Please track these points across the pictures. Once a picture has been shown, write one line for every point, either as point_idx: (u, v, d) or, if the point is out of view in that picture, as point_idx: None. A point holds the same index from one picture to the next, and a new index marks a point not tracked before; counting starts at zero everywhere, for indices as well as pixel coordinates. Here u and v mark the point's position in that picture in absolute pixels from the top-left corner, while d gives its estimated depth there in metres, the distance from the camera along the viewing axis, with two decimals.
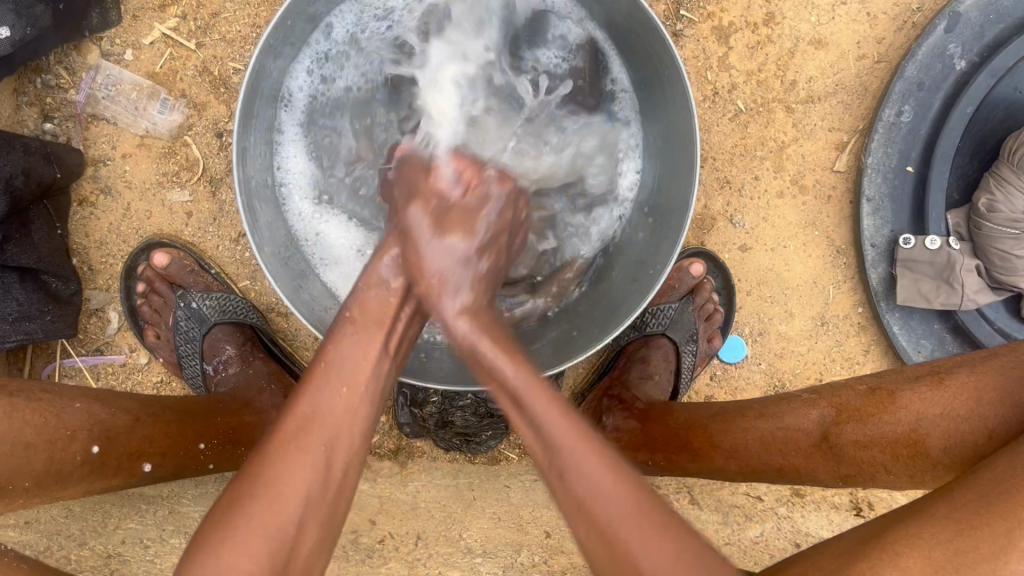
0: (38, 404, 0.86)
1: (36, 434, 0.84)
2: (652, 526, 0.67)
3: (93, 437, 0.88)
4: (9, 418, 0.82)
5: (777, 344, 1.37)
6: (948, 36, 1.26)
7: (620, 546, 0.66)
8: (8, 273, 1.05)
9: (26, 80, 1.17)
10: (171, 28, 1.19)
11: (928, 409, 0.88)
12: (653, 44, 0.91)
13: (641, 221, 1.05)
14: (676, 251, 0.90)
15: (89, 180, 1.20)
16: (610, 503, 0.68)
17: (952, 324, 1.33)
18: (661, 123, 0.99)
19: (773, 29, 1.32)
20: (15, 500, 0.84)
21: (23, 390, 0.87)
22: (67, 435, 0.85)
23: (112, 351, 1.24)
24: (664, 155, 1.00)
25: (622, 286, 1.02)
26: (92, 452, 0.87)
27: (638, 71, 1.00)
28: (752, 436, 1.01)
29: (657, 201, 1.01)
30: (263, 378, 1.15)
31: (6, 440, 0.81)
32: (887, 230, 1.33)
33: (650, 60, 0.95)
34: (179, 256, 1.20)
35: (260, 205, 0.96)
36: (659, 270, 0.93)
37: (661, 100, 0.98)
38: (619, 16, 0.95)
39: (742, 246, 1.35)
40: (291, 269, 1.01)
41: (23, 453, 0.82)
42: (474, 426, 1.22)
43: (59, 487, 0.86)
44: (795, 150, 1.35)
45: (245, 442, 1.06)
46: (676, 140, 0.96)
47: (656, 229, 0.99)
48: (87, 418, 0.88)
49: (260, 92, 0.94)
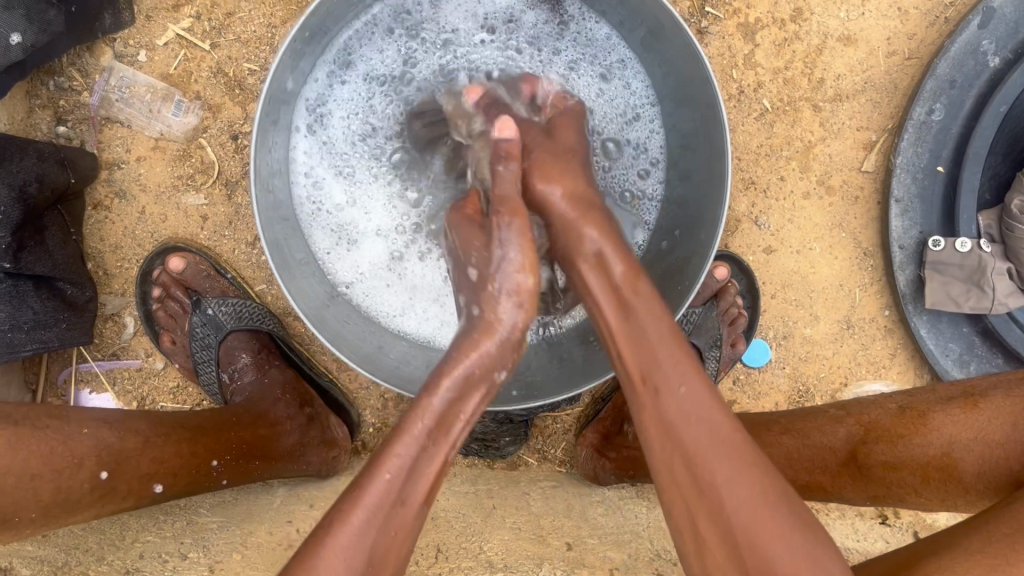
0: (45, 432, 0.88)
1: (43, 464, 0.85)
2: (732, 446, 0.70)
3: (102, 462, 0.89)
4: (14, 449, 0.84)
5: (802, 348, 1.34)
6: (982, 32, 1.23)
7: (699, 468, 0.70)
8: (24, 281, 1.03)
9: (39, 82, 1.15)
10: (185, 28, 1.17)
11: (962, 433, 0.86)
12: (683, 49, 0.89)
13: (667, 231, 1.03)
14: (707, 264, 0.87)
15: (103, 184, 1.19)
16: (692, 421, 0.72)
17: (982, 328, 1.30)
18: (692, 134, 0.97)
19: (800, 25, 1.29)
20: (25, 529, 0.87)
21: (30, 418, 0.89)
22: (74, 463, 0.87)
23: (128, 356, 1.22)
24: (691, 168, 0.99)
25: None
26: (100, 478, 0.88)
27: (665, 81, 0.99)
28: (778, 452, 0.97)
29: (685, 215, 0.99)
30: (279, 388, 1.14)
31: (11, 472, 0.83)
32: (915, 232, 1.29)
33: (681, 65, 0.92)
34: (194, 260, 1.19)
35: (286, 240, 0.96)
36: (689, 288, 0.92)
37: (688, 111, 0.96)
38: (642, 22, 0.94)
39: (767, 248, 1.32)
40: (322, 296, 1.00)
41: (28, 484, 0.84)
42: (494, 431, 1.22)
43: (68, 513, 0.88)
44: (823, 149, 1.31)
45: (260, 455, 1.04)
46: (705, 152, 0.94)
47: (687, 233, 0.97)
48: (95, 443, 0.89)
49: (279, 118, 0.93)
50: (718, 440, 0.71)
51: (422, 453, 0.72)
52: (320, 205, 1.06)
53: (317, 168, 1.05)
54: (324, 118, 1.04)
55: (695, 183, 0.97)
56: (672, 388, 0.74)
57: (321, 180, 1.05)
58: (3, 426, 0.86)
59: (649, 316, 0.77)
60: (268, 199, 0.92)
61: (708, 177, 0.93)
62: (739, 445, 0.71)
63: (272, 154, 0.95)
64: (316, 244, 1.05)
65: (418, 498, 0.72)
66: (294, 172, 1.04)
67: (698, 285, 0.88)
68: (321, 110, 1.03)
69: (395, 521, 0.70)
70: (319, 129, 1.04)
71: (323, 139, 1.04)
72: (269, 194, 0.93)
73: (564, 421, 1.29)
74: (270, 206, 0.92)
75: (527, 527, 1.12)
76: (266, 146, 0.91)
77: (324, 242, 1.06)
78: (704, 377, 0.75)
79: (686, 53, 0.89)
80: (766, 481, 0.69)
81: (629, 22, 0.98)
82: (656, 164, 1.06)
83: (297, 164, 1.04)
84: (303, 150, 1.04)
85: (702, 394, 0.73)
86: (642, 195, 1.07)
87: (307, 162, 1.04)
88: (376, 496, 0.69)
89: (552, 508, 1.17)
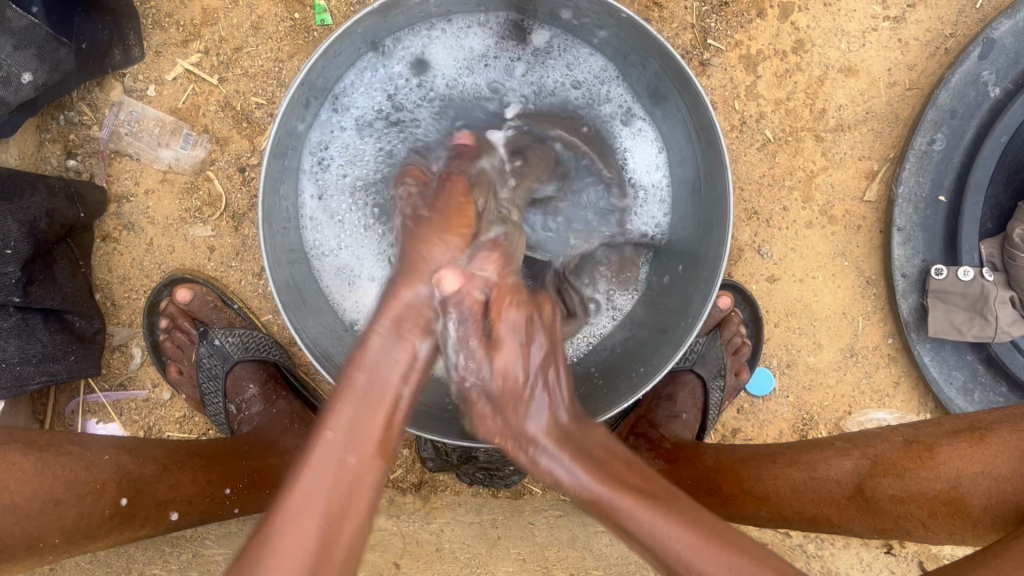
0: (68, 457, 0.89)
1: (66, 489, 0.86)
2: (718, 546, 0.68)
3: (122, 488, 0.89)
4: (38, 475, 0.85)
5: (806, 377, 1.35)
6: (982, 63, 1.24)
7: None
8: (33, 314, 1.04)
9: (49, 117, 1.17)
10: (194, 63, 1.18)
11: (969, 467, 0.87)
12: (684, 85, 0.89)
13: (671, 263, 1.03)
14: (711, 300, 0.88)
15: (112, 217, 1.20)
16: (665, 531, 0.68)
17: (986, 356, 1.30)
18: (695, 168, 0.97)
19: (802, 57, 1.30)
20: (47, 555, 0.87)
21: (52, 444, 0.90)
22: (96, 489, 0.87)
23: (135, 387, 1.23)
24: (693, 202, 0.99)
25: (651, 338, 1.01)
26: (120, 504, 0.89)
27: (664, 114, 1.00)
28: (785, 483, 0.96)
29: (688, 248, 1.00)
30: (286, 419, 1.14)
31: (35, 498, 0.84)
32: (918, 260, 1.29)
33: (681, 103, 0.94)
34: (202, 291, 1.20)
35: (295, 289, 0.96)
36: (694, 321, 0.92)
37: (689, 144, 0.97)
38: (639, 58, 0.95)
39: (770, 277, 1.33)
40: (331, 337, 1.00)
41: (53, 509, 0.85)
42: (497, 461, 1.21)
43: (89, 541, 0.89)
44: (825, 179, 1.32)
45: (270, 484, 1.05)
46: (708, 187, 0.94)
47: (691, 264, 0.98)
48: (115, 469, 0.90)
49: (283, 164, 0.93)
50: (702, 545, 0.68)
51: (359, 423, 0.71)
52: (323, 247, 1.05)
53: (319, 210, 1.05)
54: (321, 161, 1.04)
55: (696, 217, 0.98)
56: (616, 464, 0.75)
57: (323, 224, 1.05)
58: (28, 452, 0.87)
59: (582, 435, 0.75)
60: (277, 247, 0.91)
61: (709, 212, 0.94)
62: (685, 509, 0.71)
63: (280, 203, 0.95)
64: (328, 285, 1.06)
65: (369, 454, 0.71)
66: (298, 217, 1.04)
67: (702, 320, 0.88)
68: (319, 152, 1.04)
69: (341, 489, 0.68)
70: (317, 171, 1.04)
71: (322, 181, 1.05)
72: (282, 242, 0.94)
73: None
74: (280, 254, 0.93)
75: (531, 558, 1.14)
76: (275, 197, 0.91)
77: (330, 282, 1.06)
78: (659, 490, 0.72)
79: (687, 89, 0.89)
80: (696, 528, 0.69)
81: (627, 60, 0.99)
82: (657, 196, 1.07)
83: (306, 210, 1.04)
84: (310, 195, 1.04)
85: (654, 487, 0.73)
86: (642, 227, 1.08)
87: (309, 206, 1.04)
88: (321, 460, 0.68)
89: (557, 538, 1.19)
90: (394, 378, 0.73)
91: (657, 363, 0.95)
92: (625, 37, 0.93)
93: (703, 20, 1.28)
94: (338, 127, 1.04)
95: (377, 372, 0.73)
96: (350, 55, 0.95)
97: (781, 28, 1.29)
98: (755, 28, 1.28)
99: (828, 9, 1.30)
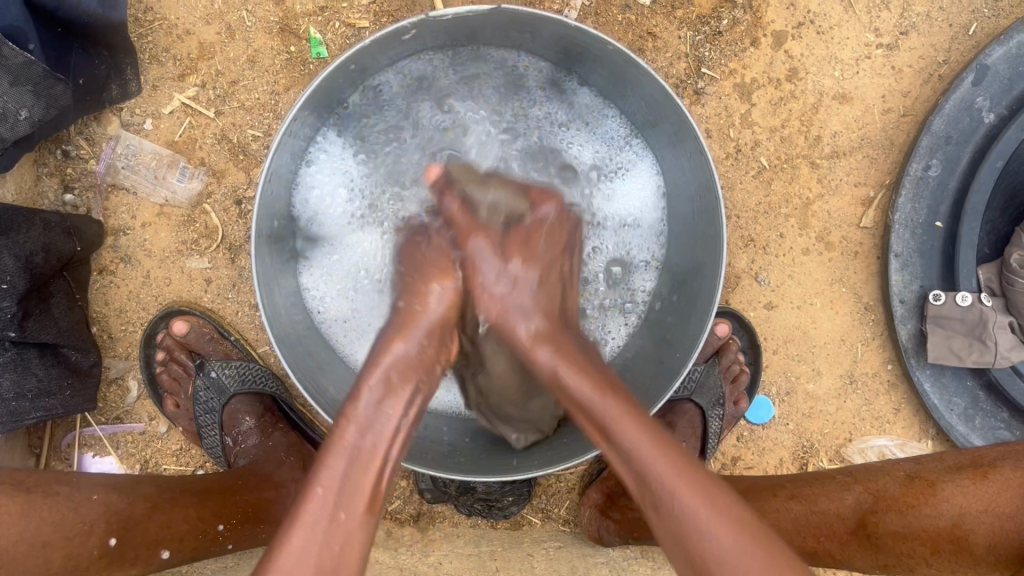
0: (56, 498, 0.88)
1: (53, 531, 0.85)
2: (751, 544, 0.65)
3: (111, 529, 0.89)
4: (26, 518, 0.84)
5: (805, 404, 1.34)
6: (975, 89, 1.24)
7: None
8: (28, 349, 1.04)
9: (46, 151, 1.18)
10: (190, 96, 1.19)
11: (972, 503, 0.87)
12: (669, 109, 0.89)
13: (672, 280, 1.03)
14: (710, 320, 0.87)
15: (109, 250, 1.20)
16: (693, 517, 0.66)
17: (985, 382, 1.29)
18: (687, 189, 0.97)
19: (796, 84, 1.30)
20: None
21: (40, 485, 0.89)
22: (83, 530, 0.87)
23: (132, 420, 1.23)
24: (687, 221, 0.99)
25: (651, 363, 1.01)
26: (108, 545, 0.88)
27: (651, 130, 1.00)
28: (785, 518, 0.95)
29: (686, 267, 0.99)
30: (282, 452, 1.13)
31: (23, 541, 0.83)
32: (916, 286, 1.29)
33: (667, 123, 0.93)
34: (198, 324, 1.20)
35: (297, 341, 0.96)
36: (694, 343, 0.91)
37: (676, 157, 0.97)
38: (623, 81, 0.95)
39: (768, 304, 1.32)
40: (338, 386, 1.00)
41: (40, 552, 0.84)
42: (495, 491, 1.21)
43: None
44: (821, 206, 1.32)
45: (265, 519, 1.03)
46: (698, 204, 0.94)
47: (685, 309, 0.97)
48: (104, 510, 0.89)
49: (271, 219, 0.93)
50: (728, 531, 0.66)
51: (352, 469, 0.67)
52: (323, 291, 1.05)
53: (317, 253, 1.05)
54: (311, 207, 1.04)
55: (692, 259, 0.97)
56: (663, 494, 0.68)
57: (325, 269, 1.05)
58: (15, 494, 0.85)
59: (636, 430, 0.71)
60: (274, 308, 0.91)
61: (703, 235, 0.94)
62: (706, 489, 0.69)
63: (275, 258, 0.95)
64: (327, 331, 1.05)
65: (362, 510, 0.66)
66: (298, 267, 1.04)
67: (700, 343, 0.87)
68: (310, 199, 1.03)
69: (337, 536, 0.64)
70: (309, 218, 1.04)
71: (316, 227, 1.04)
72: (277, 298, 0.94)
73: (567, 479, 1.28)
74: (279, 314, 0.93)
75: None
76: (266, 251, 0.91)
77: (329, 322, 1.05)
78: (687, 467, 0.70)
79: (672, 112, 0.89)
80: (726, 511, 0.67)
81: (608, 81, 0.99)
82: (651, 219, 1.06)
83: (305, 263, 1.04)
84: (306, 248, 1.04)
85: (688, 472, 0.69)
86: (636, 265, 1.07)
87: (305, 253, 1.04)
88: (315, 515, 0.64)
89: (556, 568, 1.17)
90: (390, 428, 0.70)
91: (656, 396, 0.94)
92: (620, 75, 0.92)
93: (697, 48, 1.27)
94: (318, 180, 1.04)
95: (368, 428, 0.70)
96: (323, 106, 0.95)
97: (774, 56, 1.29)
98: (749, 56, 1.29)
99: (822, 37, 1.30)
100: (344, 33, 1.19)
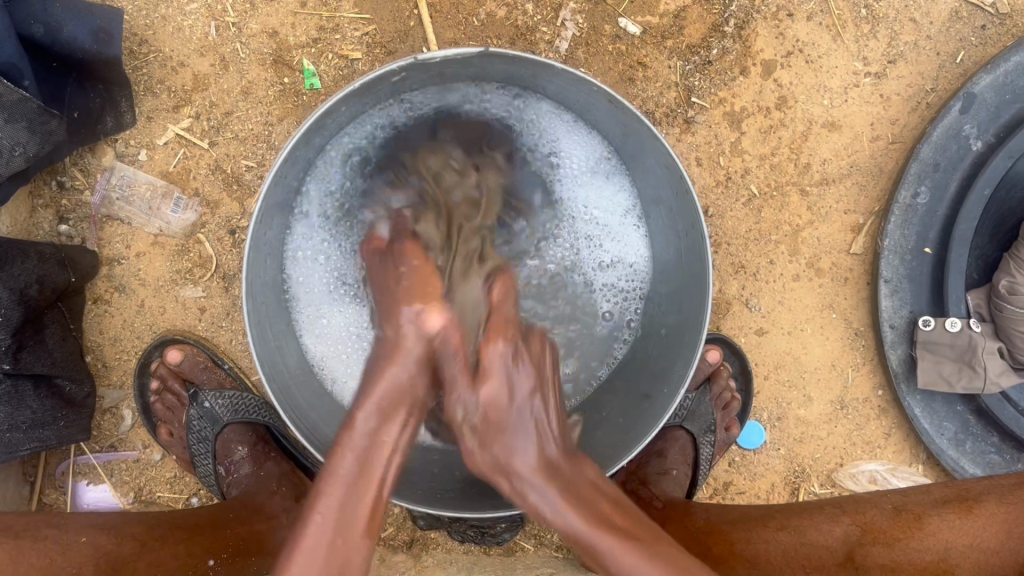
0: (46, 543, 0.91)
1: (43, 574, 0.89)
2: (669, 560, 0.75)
3: (100, 569, 0.90)
4: (14, 563, 0.89)
5: (796, 429, 1.35)
6: (963, 117, 1.25)
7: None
8: (23, 381, 1.05)
9: (42, 183, 1.19)
10: (184, 127, 1.20)
11: (957, 539, 0.90)
12: (651, 143, 0.90)
13: (660, 296, 1.05)
14: (698, 344, 0.87)
15: (103, 280, 1.21)
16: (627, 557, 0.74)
17: (976, 407, 1.30)
18: (670, 216, 0.98)
19: (785, 113, 1.31)
20: None
21: (30, 530, 0.93)
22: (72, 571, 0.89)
23: (125, 448, 1.24)
24: (672, 242, 1.01)
25: (643, 376, 1.03)
26: None
27: (631, 154, 1.01)
28: (776, 547, 0.94)
29: (673, 286, 1.01)
30: (273, 482, 1.13)
31: None
32: (906, 311, 1.30)
33: (650, 155, 0.94)
34: (192, 352, 1.20)
35: (291, 379, 0.98)
36: (681, 367, 0.93)
37: (654, 178, 0.98)
38: (602, 112, 0.96)
39: (759, 330, 1.33)
40: (336, 421, 1.02)
41: None
42: (488, 520, 1.20)
43: None
44: (810, 233, 1.33)
45: (257, 551, 1.01)
46: (682, 232, 0.95)
47: (673, 326, 0.99)
48: (93, 550, 0.91)
49: (263, 267, 0.94)
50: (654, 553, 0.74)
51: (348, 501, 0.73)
52: (316, 325, 1.07)
53: (311, 287, 1.07)
54: (306, 243, 1.06)
55: (676, 276, 1.00)
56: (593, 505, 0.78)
57: (317, 303, 1.07)
58: (6, 539, 0.90)
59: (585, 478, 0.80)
60: (269, 354, 0.92)
61: (688, 263, 0.95)
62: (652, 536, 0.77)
63: (269, 302, 0.97)
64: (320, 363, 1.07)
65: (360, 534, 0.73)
66: (292, 302, 1.06)
67: (689, 376, 0.88)
68: (303, 236, 1.06)
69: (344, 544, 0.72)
70: (302, 254, 1.06)
71: (310, 262, 1.06)
72: (271, 343, 0.95)
73: None
74: (273, 358, 0.94)
75: None
76: (259, 306, 0.92)
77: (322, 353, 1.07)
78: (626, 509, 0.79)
79: (655, 148, 0.89)
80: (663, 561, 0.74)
81: (587, 110, 1.00)
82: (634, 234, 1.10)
83: (298, 299, 1.06)
84: (298, 284, 1.06)
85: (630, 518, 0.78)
86: (618, 281, 1.10)
87: (299, 289, 1.06)
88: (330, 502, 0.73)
89: None
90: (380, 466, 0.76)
91: (647, 422, 0.95)
92: (602, 109, 0.94)
93: (687, 78, 1.29)
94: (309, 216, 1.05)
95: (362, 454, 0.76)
96: (303, 160, 0.96)
97: (764, 84, 1.30)
98: (739, 85, 1.30)
99: (811, 65, 1.32)
100: (337, 65, 1.21)
